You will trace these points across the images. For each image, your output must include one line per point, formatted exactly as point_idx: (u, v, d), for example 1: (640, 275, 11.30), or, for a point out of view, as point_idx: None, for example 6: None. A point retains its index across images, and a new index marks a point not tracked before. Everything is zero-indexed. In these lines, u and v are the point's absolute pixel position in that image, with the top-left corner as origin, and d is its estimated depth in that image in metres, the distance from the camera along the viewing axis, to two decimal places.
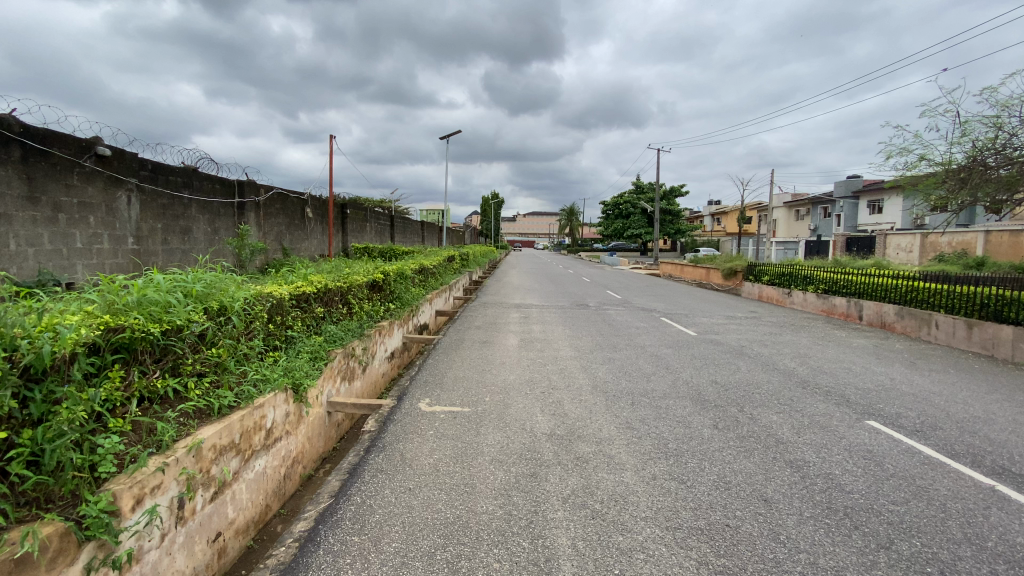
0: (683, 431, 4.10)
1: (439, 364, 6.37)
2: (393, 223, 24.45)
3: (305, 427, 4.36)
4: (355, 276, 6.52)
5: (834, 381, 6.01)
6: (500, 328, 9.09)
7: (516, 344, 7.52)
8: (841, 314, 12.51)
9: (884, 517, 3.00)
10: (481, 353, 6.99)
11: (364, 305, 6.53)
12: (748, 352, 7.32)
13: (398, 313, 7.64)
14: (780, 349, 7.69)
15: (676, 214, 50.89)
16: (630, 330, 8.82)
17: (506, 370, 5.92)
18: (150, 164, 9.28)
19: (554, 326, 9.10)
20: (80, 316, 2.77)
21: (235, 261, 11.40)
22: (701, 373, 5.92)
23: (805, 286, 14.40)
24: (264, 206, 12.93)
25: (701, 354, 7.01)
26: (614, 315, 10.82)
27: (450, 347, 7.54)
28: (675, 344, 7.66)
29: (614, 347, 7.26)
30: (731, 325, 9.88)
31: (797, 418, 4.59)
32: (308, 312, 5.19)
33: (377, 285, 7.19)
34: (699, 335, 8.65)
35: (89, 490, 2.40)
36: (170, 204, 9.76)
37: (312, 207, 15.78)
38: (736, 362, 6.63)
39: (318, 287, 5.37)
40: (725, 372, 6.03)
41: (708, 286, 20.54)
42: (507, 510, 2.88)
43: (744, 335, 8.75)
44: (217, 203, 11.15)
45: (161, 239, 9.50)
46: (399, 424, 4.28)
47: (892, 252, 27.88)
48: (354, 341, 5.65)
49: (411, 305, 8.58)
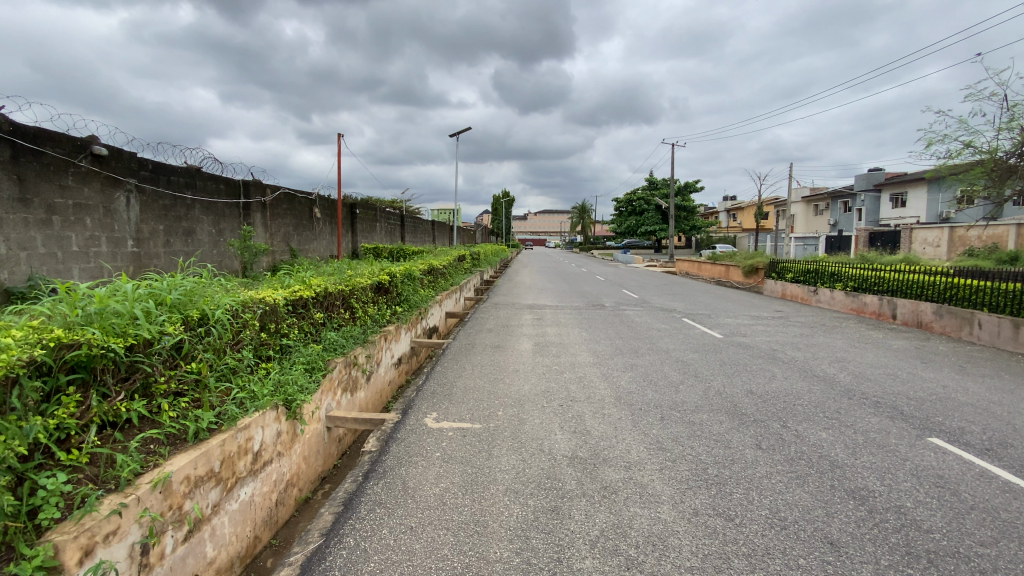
0: (723, 453, 3.62)
1: (449, 371, 5.94)
2: (404, 223, 24.12)
3: (300, 446, 3.96)
4: (358, 278, 6.11)
5: (881, 389, 5.46)
6: (512, 331, 8.62)
7: (530, 349, 7.05)
8: (872, 313, 11.84)
9: (977, 565, 2.49)
10: (492, 359, 6.54)
11: (369, 309, 6.12)
12: (782, 357, 6.76)
13: (406, 317, 7.24)
14: (816, 353, 7.12)
15: (691, 210, 49.93)
16: (651, 333, 8.33)
17: (520, 379, 5.47)
18: (151, 164, 8.99)
19: (571, 329, 8.62)
20: (26, 333, 2.39)
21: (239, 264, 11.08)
22: (734, 382, 5.42)
23: (833, 283, 13.71)
24: (271, 206, 12.61)
25: (731, 360, 6.47)
26: (633, 317, 10.30)
27: (460, 352, 7.10)
28: (701, 348, 7.13)
29: (635, 352, 6.77)
30: (759, 326, 9.30)
31: (850, 437, 4.05)
32: (305, 318, 4.79)
33: (382, 287, 6.78)
34: (726, 337, 8.10)
35: (27, 542, 2.02)
36: (172, 205, 9.48)
37: (321, 207, 15.48)
38: (770, 369, 6.09)
39: (317, 291, 4.97)
40: (761, 381, 5.51)
41: (728, 283, 19.90)
42: (524, 559, 2.42)
43: (774, 337, 8.19)
44: (222, 204, 10.85)
45: (163, 241, 9.23)
46: (403, 443, 3.84)
47: (918, 247, 26.83)
48: (357, 348, 5.23)
49: (420, 307, 8.18)
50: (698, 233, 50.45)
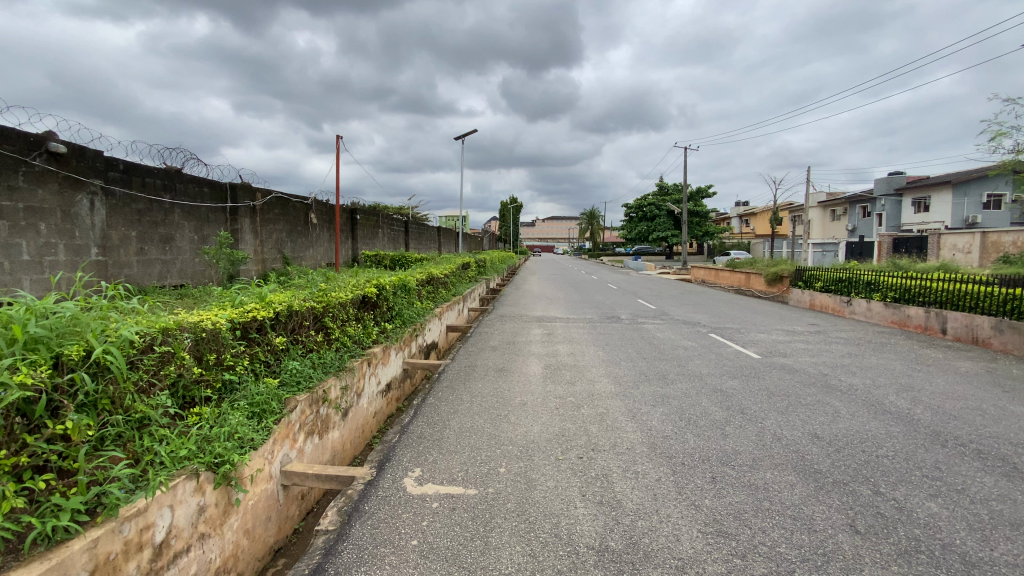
0: (807, 541, 2.64)
1: (443, 404, 4.97)
2: (408, 229, 23.30)
3: (239, 519, 3.01)
4: (338, 292, 5.19)
5: (977, 432, 4.41)
6: (520, 350, 7.63)
7: (540, 374, 6.06)
8: (917, 327, 10.71)
9: None
10: (495, 386, 5.56)
11: (350, 328, 5.19)
12: (839, 385, 5.72)
13: (397, 335, 6.28)
14: (877, 379, 6.06)
15: (703, 215, 48.74)
16: (677, 352, 7.33)
17: (529, 415, 4.50)
18: (122, 163, 8.17)
19: (586, 348, 7.62)
20: None
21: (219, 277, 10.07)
22: (791, 421, 4.43)
23: (869, 293, 12.56)
24: (262, 211, 11.75)
25: (778, 389, 5.45)
26: (654, 331, 9.29)
27: (458, 376, 6.11)
28: (740, 374, 6.12)
29: (665, 378, 5.77)
30: (798, 343, 8.25)
31: (971, 513, 3.05)
32: (259, 346, 3.85)
33: (368, 301, 5.85)
34: (765, 358, 7.07)
35: None
36: (147, 209, 8.64)
37: (317, 212, 14.65)
38: (830, 402, 5.06)
39: (277, 311, 4.05)
40: (824, 420, 4.49)
41: (749, 293, 18.78)
42: None
43: (820, 358, 7.14)
44: (206, 208, 10.01)
45: (136, 249, 8.39)
46: (373, 519, 2.86)
47: (947, 253, 25.30)
48: (328, 379, 4.29)
49: (415, 322, 7.22)
50: (710, 239, 49.20)
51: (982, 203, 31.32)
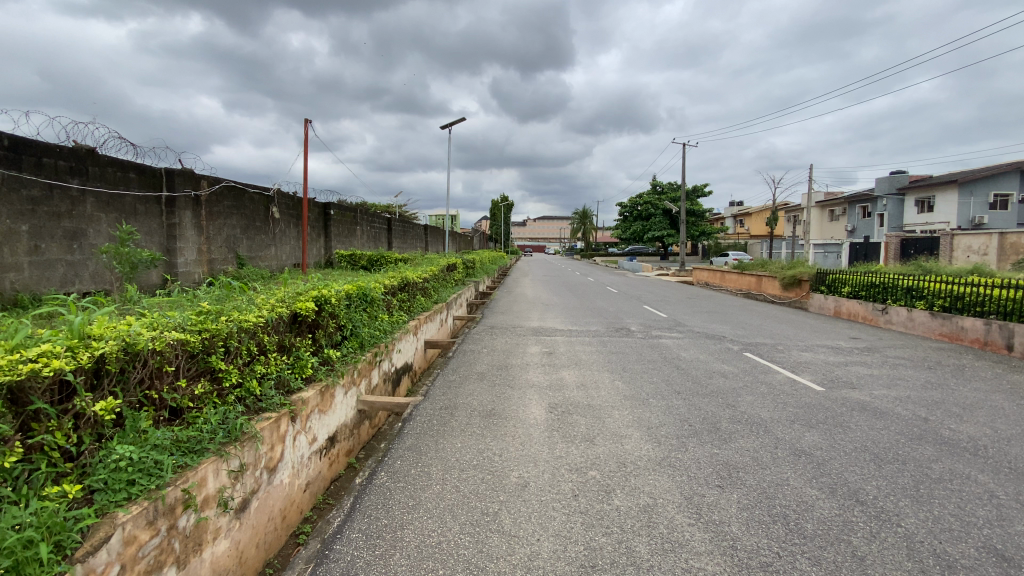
0: None
1: (394, 484, 3.26)
2: (391, 227, 21.46)
3: None
4: (246, 314, 3.46)
5: None
6: (514, 380, 5.93)
7: (543, 422, 4.38)
8: (973, 341, 9.20)
9: None
10: (479, 445, 3.87)
11: (258, 365, 3.45)
12: (959, 441, 4.10)
13: (348, 366, 4.53)
14: (997, 427, 4.47)
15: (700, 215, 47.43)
16: (717, 382, 5.76)
17: (532, 517, 2.80)
18: (6, 137, 6.18)
19: (600, 377, 5.96)
20: None
21: (116, 285, 7.47)
22: (943, 524, 2.83)
23: (905, 301, 11.10)
24: (208, 203, 9.87)
25: (884, 451, 3.85)
26: (675, 350, 7.65)
27: (431, 425, 4.42)
28: (815, 421, 4.50)
29: (719, 432, 4.13)
30: (859, 369, 6.65)
31: None
32: (55, 423, 2.15)
33: (298, 324, 4.11)
34: (830, 391, 5.52)
35: None
36: (46, 197, 6.65)
37: (280, 206, 12.81)
38: (971, 476, 3.45)
39: (100, 356, 2.33)
40: (990, 520, 2.88)
41: (761, 298, 17.35)
42: None
43: (900, 392, 5.53)
44: (131, 198, 8.04)
45: (27, 247, 6.41)
46: None
47: (960, 253, 23.50)
48: (199, 463, 2.57)
49: (378, 343, 5.48)
50: (707, 239, 48.09)
51: (988, 203, 30.36)
